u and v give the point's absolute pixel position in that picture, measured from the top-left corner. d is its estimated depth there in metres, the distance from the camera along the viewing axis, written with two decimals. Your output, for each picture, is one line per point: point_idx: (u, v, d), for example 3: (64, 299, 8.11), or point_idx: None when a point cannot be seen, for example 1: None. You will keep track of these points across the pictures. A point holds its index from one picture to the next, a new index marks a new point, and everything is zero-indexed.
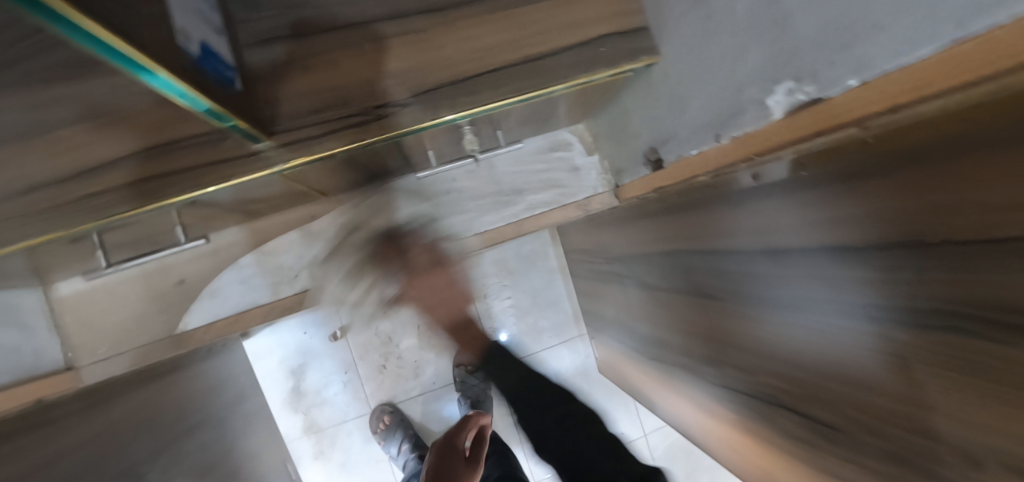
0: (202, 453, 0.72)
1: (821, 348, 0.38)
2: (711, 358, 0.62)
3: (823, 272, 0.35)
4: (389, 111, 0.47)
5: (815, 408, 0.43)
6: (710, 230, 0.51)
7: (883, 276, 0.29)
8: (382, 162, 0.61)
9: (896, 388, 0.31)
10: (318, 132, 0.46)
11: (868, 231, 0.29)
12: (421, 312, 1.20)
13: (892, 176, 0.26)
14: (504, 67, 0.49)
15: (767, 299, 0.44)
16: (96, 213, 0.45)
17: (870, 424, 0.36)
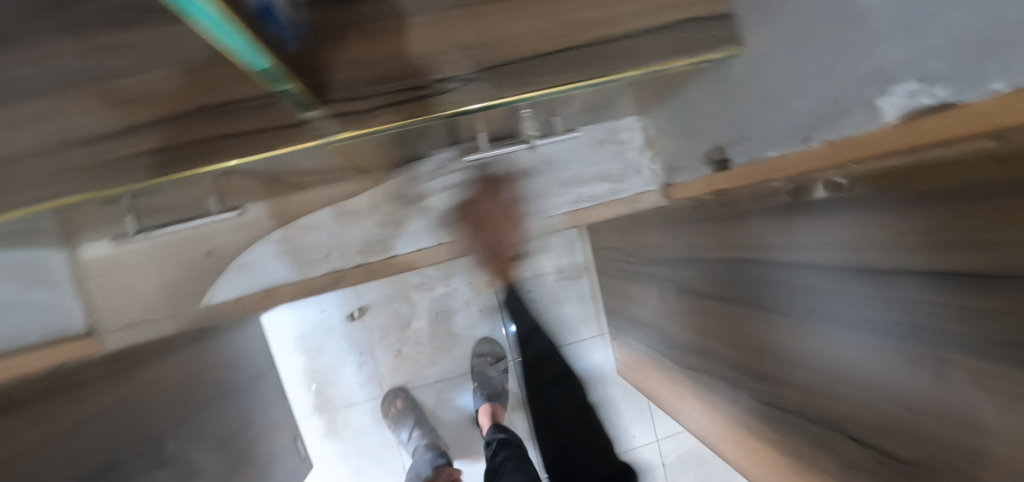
0: (223, 425, 0.71)
1: (879, 373, 0.35)
2: (745, 372, 0.58)
3: (893, 292, 0.32)
4: (451, 87, 0.43)
5: (863, 439, 0.39)
6: (765, 238, 0.49)
7: (973, 303, 0.26)
8: (432, 142, 0.57)
9: (970, 430, 0.28)
10: (374, 103, 0.42)
11: (957, 253, 0.26)
12: (442, 299, 1.18)
13: (1000, 193, 0.23)
14: (575, 48, 0.45)
15: (943, 356, 0.29)
16: (137, 176, 0.43)
17: (928, 467, 0.32)
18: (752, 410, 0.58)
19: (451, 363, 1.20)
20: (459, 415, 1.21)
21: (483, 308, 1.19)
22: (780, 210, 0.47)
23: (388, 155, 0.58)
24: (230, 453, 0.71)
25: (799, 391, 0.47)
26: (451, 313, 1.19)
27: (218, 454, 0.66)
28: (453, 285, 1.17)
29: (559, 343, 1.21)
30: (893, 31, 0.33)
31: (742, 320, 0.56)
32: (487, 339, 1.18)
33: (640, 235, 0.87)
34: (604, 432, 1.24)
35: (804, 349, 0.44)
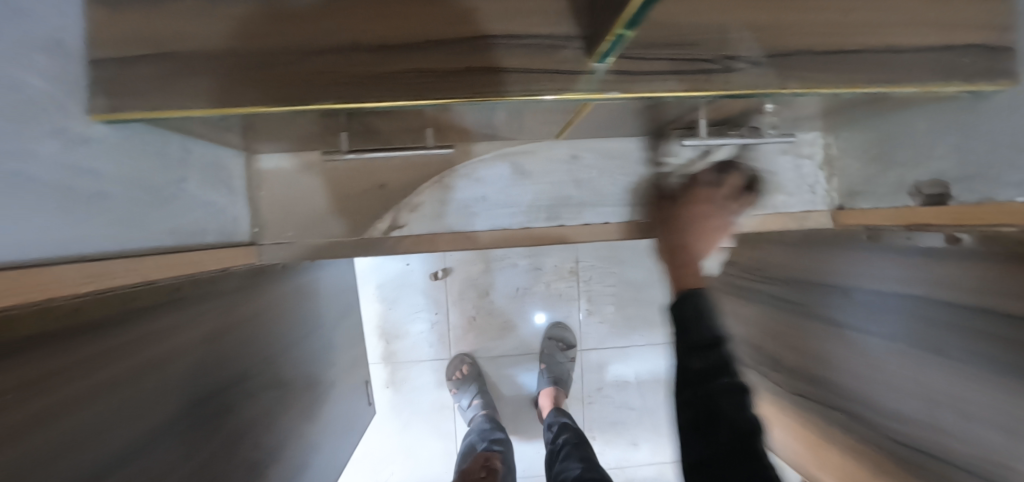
0: (267, 366, 0.69)
1: (885, 354, 0.60)
2: (795, 361, 0.80)
3: (916, 310, 0.55)
4: (737, 66, 0.42)
5: (864, 396, 0.65)
6: (832, 266, 0.71)
7: (958, 319, 0.49)
8: (652, 122, 0.55)
9: (938, 387, 0.53)
10: (662, 68, 0.41)
11: (961, 292, 0.48)
12: (526, 276, 1.18)
13: (1006, 262, 0.43)
14: (856, 51, 0.43)
15: (869, 333, 0.63)
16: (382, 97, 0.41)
17: (902, 405, 0.59)
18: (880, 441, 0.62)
19: (523, 338, 1.21)
20: (518, 392, 1.23)
21: (562, 293, 1.19)
22: (846, 247, 0.69)
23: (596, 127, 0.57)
24: (280, 380, 0.73)
25: (833, 372, 0.71)
26: (533, 292, 1.18)
27: (265, 380, 0.68)
28: (540, 263, 1.18)
29: (628, 342, 1.22)
30: None
31: (801, 322, 0.77)
32: (559, 324, 1.18)
33: (769, 251, 0.86)
34: (655, 438, 1.26)
35: (822, 333, 0.73)
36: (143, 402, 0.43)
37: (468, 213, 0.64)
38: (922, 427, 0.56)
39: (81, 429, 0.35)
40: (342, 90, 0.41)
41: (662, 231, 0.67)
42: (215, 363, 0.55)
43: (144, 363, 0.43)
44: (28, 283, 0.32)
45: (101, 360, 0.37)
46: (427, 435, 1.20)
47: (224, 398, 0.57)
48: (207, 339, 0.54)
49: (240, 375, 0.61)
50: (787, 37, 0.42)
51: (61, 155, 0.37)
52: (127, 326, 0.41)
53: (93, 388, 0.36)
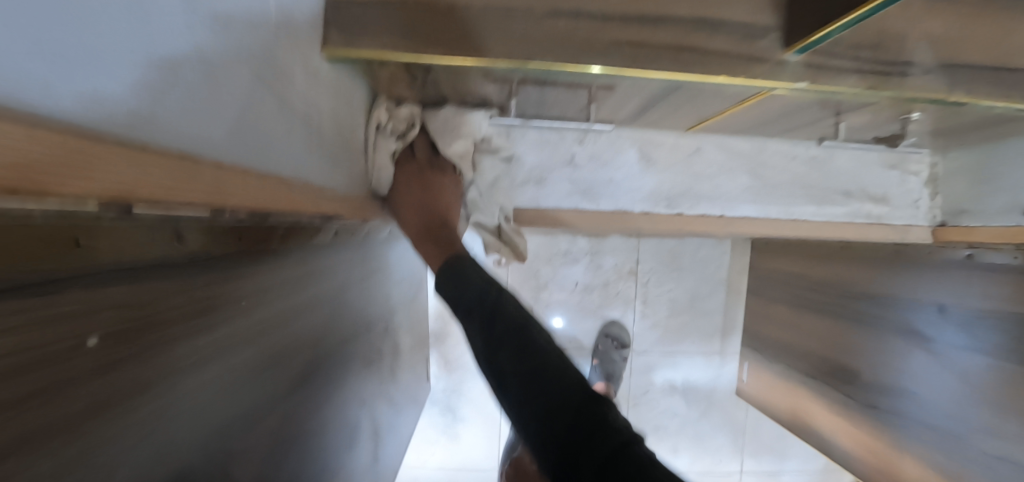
0: (349, 347, 0.58)
1: (996, 381, 0.61)
2: (857, 372, 0.85)
3: None
4: (912, 72, 0.45)
5: (957, 418, 0.66)
6: (916, 283, 0.73)
7: None
8: (788, 122, 0.59)
9: None
10: (849, 66, 0.44)
11: None
12: (588, 272, 1.21)
13: None
14: (1022, 70, 0.47)
15: (980, 355, 0.63)
16: (596, 63, 0.43)
17: (1014, 431, 0.58)
18: (968, 454, 0.64)
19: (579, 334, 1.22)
20: None
21: (620, 293, 1.22)
22: (930, 266, 0.72)
23: (743, 121, 0.59)
24: (357, 364, 0.61)
25: (919, 389, 0.72)
26: (590, 288, 1.21)
27: (374, 338, 0.70)
28: (602, 261, 1.22)
29: (680, 347, 1.26)
30: None
31: (869, 333, 0.82)
32: (614, 322, 1.22)
33: (850, 266, 0.88)
34: (695, 447, 1.27)
35: (904, 350, 0.75)
36: (297, 344, 0.41)
37: (594, 193, 0.66)
38: (1010, 438, 0.59)
39: (255, 362, 0.32)
40: (559, 55, 0.43)
41: (772, 229, 0.70)
42: (346, 310, 0.56)
43: (302, 303, 0.42)
44: (267, 192, 0.31)
45: (275, 290, 0.36)
46: (473, 420, 1.21)
47: (348, 351, 0.57)
48: (343, 291, 0.54)
49: (359, 330, 0.62)
50: (964, 50, 0.45)
51: (309, 84, 0.40)
52: (297, 260, 0.40)
53: (268, 320, 0.34)
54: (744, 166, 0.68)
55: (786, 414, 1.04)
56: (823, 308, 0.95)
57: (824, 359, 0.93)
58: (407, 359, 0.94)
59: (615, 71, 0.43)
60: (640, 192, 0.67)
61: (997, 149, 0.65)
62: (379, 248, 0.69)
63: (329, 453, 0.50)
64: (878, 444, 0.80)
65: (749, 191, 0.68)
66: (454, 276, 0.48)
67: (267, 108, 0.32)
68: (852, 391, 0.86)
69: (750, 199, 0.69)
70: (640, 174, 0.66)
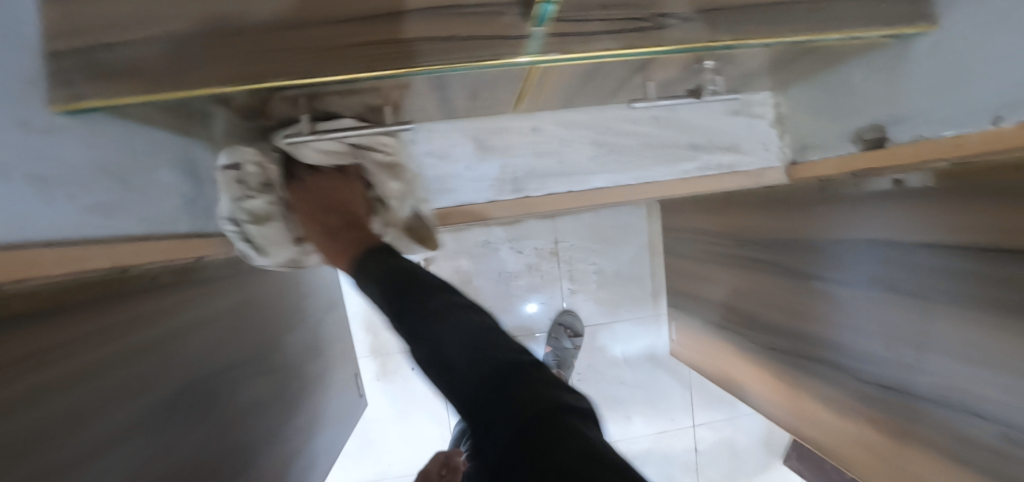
0: (198, 392, 0.56)
1: (893, 316, 0.58)
2: (770, 321, 0.84)
3: (922, 260, 0.52)
4: (668, 23, 0.44)
5: (862, 358, 0.64)
6: (810, 222, 0.71)
7: (968, 267, 0.46)
8: (600, 88, 0.58)
9: (957, 346, 0.49)
10: (598, 27, 0.43)
11: (962, 236, 0.46)
12: (509, 259, 1.26)
13: (998, 200, 0.42)
14: (787, 2, 0.46)
15: (872, 286, 0.60)
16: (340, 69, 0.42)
17: (912, 366, 0.56)
18: (869, 388, 0.64)
19: (516, 323, 1.28)
20: None
21: (546, 274, 1.27)
22: (820, 200, 0.69)
23: (557, 94, 0.58)
24: (218, 408, 0.60)
25: (824, 329, 0.71)
26: (514, 274, 1.26)
27: (252, 369, 0.71)
28: (522, 247, 1.26)
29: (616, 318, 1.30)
30: None
31: (776, 275, 0.81)
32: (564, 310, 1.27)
33: (739, 215, 0.90)
34: (646, 411, 1.32)
35: (810, 291, 0.73)
36: (120, 389, 0.43)
37: (440, 191, 0.68)
38: (905, 369, 0.57)
39: (66, 408, 0.35)
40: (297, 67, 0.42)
41: (628, 195, 0.71)
42: (190, 349, 0.56)
43: (121, 350, 0.44)
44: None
45: (85, 339, 0.39)
46: (425, 421, 1.24)
47: (195, 397, 0.55)
48: (180, 331, 0.55)
49: (209, 374, 0.59)
50: None
51: (38, 146, 0.39)
52: (106, 310, 0.42)
53: (76, 369, 0.37)
54: (586, 136, 0.68)
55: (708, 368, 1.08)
56: (724, 259, 0.97)
57: (731, 307, 0.96)
58: (317, 380, 0.95)
59: (362, 74, 0.43)
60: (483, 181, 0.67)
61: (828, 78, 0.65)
62: (234, 281, 0.70)
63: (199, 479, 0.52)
64: (785, 387, 0.82)
65: (596, 162, 0.69)
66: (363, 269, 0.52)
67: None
68: (758, 337, 0.88)
69: (600, 169, 0.69)
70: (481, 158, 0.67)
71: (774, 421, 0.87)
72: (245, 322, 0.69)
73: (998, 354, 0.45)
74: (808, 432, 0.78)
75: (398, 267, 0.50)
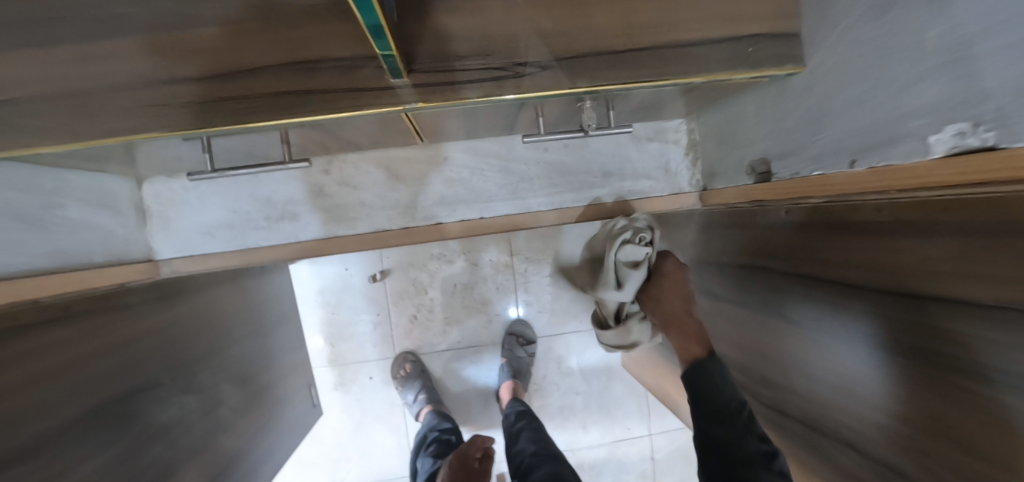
0: (109, 417, 0.57)
1: (813, 355, 0.54)
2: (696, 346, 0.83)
3: (839, 302, 0.48)
4: (527, 72, 0.46)
5: (791, 393, 0.61)
6: (734, 248, 0.68)
7: (883, 315, 0.42)
8: (495, 123, 0.61)
9: (873, 396, 0.45)
10: (458, 77, 0.45)
11: (869, 277, 0.43)
12: (465, 270, 1.30)
13: (893, 240, 0.40)
14: (648, 48, 0.48)
15: (792, 320, 0.57)
16: (210, 119, 0.45)
17: (833, 410, 0.53)
18: (796, 424, 0.61)
19: (474, 333, 1.32)
20: (465, 386, 1.34)
21: (500, 285, 1.31)
22: (742, 225, 0.66)
23: (455, 128, 0.61)
24: (128, 435, 0.60)
25: (756, 360, 0.68)
26: (469, 286, 1.31)
27: (187, 384, 0.74)
28: (477, 259, 1.30)
29: (568, 328, 1.35)
30: (938, 80, 0.36)
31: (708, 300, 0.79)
32: (523, 322, 1.31)
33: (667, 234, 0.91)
34: (600, 419, 1.37)
35: (733, 319, 0.72)
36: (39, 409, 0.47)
37: (349, 218, 0.69)
38: (826, 410, 0.54)
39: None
40: (172, 119, 0.45)
41: (538, 222, 0.72)
42: (114, 368, 0.59)
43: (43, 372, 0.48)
44: None
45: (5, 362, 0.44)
46: (382, 431, 1.32)
47: (100, 425, 0.56)
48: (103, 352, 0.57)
49: (116, 402, 0.59)
50: (580, 40, 0.46)
51: None
52: (25, 337, 0.46)
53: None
54: (497, 166, 0.71)
55: (648, 381, 1.12)
56: None
57: None
58: (268, 391, 0.99)
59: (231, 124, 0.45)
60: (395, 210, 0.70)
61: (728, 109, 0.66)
62: (151, 307, 0.67)
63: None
64: None
65: (503, 187, 0.71)
66: (699, 376, 0.62)
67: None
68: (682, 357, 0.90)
69: (510, 195, 0.71)
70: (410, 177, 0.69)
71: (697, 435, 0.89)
72: (162, 347, 0.69)
73: (912, 409, 0.41)
74: None
75: (718, 406, 0.60)
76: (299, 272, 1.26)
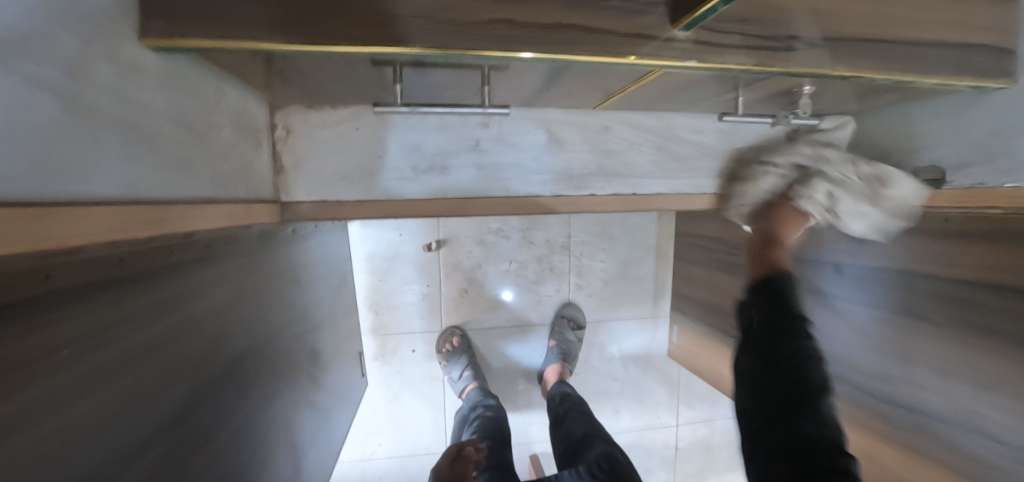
0: (235, 372, 0.51)
1: (915, 342, 0.61)
2: None
3: (963, 296, 0.54)
4: (797, 46, 0.45)
5: (877, 377, 0.68)
6: (842, 244, 0.73)
7: (1017, 309, 0.48)
8: (689, 96, 0.58)
9: (978, 377, 0.53)
10: (736, 41, 0.43)
11: (1012, 277, 0.49)
12: (522, 248, 1.26)
13: None
14: (901, 43, 0.47)
15: (896, 310, 0.64)
16: (471, 45, 0.39)
17: (926, 391, 0.60)
18: (873, 401, 0.69)
19: (523, 311, 1.30)
20: (507, 364, 1.32)
21: (554, 266, 1.29)
22: None
23: (649, 94, 0.58)
24: (252, 385, 0.55)
25: (840, 347, 0.75)
26: (524, 265, 1.27)
27: (280, 345, 0.66)
28: (534, 237, 1.27)
29: (614, 315, 1.36)
30: None
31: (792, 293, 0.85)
32: (568, 302, 1.31)
33: None
34: (634, 406, 1.40)
35: (823, 310, 0.78)
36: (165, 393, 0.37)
37: (505, 177, 0.64)
38: (915, 388, 0.62)
39: (98, 412, 0.30)
40: (429, 38, 0.39)
41: (685, 204, 0.71)
42: (229, 327, 0.49)
43: (163, 344, 0.38)
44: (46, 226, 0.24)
45: (124, 338, 0.33)
46: (419, 406, 1.28)
47: (230, 376, 0.49)
48: (221, 305, 0.48)
49: (241, 353, 0.53)
50: (850, 22, 0.45)
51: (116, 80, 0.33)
52: (143, 294, 0.35)
53: (109, 378, 0.31)
54: (657, 139, 0.69)
55: (702, 369, 1.16)
56: (738, 270, 1.02)
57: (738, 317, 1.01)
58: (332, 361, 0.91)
59: (495, 54, 0.40)
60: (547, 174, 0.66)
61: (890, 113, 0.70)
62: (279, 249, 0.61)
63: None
64: None
65: (655, 164, 0.70)
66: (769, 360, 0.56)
67: (39, 115, 0.26)
68: None
69: (663, 173, 0.70)
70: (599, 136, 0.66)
71: None
72: (270, 301, 0.61)
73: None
74: None
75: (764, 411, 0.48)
76: (350, 232, 1.18)
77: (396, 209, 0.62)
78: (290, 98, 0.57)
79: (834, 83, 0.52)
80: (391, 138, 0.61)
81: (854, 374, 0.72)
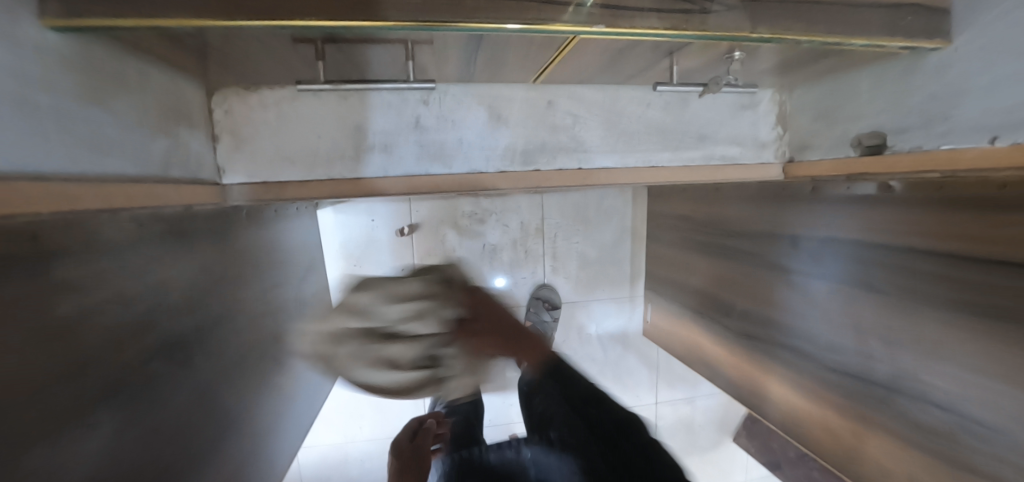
0: (184, 353, 0.52)
1: (860, 312, 0.62)
2: (741, 314, 0.89)
3: (902, 264, 0.54)
4: (712, 9, 0.44)
5: (828, 350, 0.68)
6: (796, 218, 0.73)
7: (950, 273, 0.48)
8: (625, 66, 0.58)
9: (917, 343, 0.53)
10: (647, 5, 0.42)
11: (945, 242, 0.49)
12: (496, 231, 1.27)
13: (982, 209, 0.44)
14: (825, 2, 0.46)
15: (844, 281, 0.64)
16: (372, 15, 0.39)
17: (873, 361, 0.60)
18: (826, 374, 0.69)
19: (498, 294, 1.31)
20: None
21: (529, 249, 1.29)
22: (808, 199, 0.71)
23: (583, 66, 0.57)
24: (201, 368, 0.56)
25: (796, 324, 0.75)
26: (498, 248, 1.28)
27: (236, 327, 0.67)
28: (507, 220, 1.27)
29: (590, 296, 1.37)
30: None
31: (752, 269, 0.85)
32: (545, 284, 1.31)
33: (724, 206, 0.93)
34: (613, 386, 1.41)
35: (778, 284, 0.78)
36: (131, 382, 0.42)
37: (446, 155, 0.64)
38: (861, 357, 0.62)
39: (49, 373, 0.32)
40: (328, 8, 0.39)
41: (634, 178, 0.71)
42: (171, 316, 0.49)
43: (104, 335, 0.38)
44: None
45: (87, 332, 0.36)
46: None
47: (179, 353, 0.51)
48: (169, 284, 0.49)
49: (191, 332, 0.54)
50: None
51: (19, 60, 0.33)
52: (94, 289, 0.37)
53: (80, 371, 0.35)
54: (602, 113, 0.68)
55: (676, 348, 1.17)
56: (703, 248, 1.02)
57: (705, 295, 1.01)
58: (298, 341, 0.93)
59: (396, 24, 0.40)
60: (491, 151, 0.65)
61: (840, 80, 0.69)
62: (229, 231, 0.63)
63: (184, 458, 0.50)
64: (745, 368, 0.90)
65: (602, 138, 0.69)
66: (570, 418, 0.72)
67: None
68: (727, 325, 0.95)
69: (610, 148, 0.70)
70: (541, 112, 0.66)
71: (737, 399, 0.94)
72: (222, 281, 0.62)
73: (961, 355, 0.48)
74: (768, 413, 0.84)
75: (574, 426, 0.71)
76: (322, 217, 1.19)
77: (340, 189, 0.63)
78: (223, 80, 0.57)
79: (763, 48, 0.51)
80: (330, 118, 0.62)
81: (809, 349, 0.72)
